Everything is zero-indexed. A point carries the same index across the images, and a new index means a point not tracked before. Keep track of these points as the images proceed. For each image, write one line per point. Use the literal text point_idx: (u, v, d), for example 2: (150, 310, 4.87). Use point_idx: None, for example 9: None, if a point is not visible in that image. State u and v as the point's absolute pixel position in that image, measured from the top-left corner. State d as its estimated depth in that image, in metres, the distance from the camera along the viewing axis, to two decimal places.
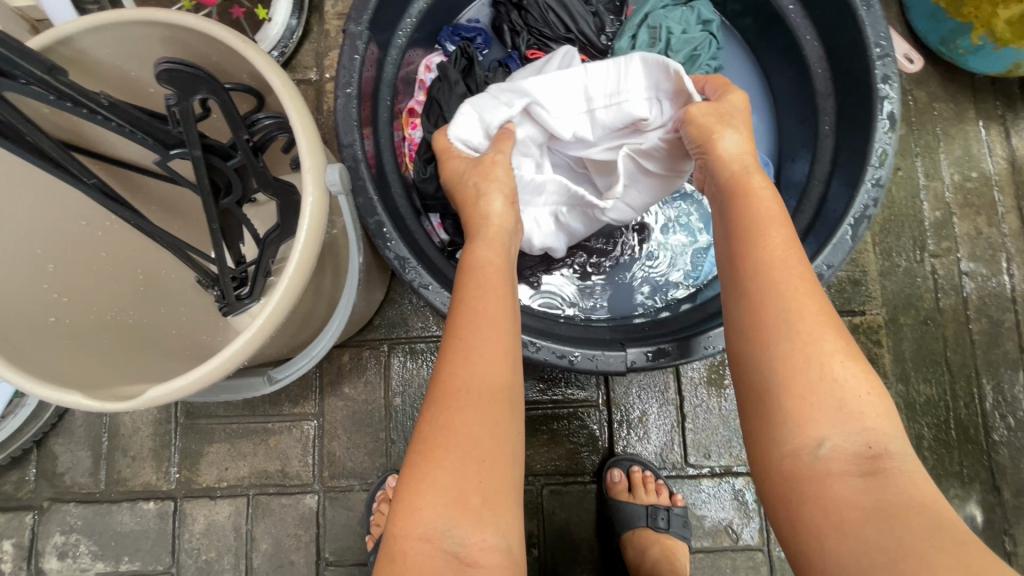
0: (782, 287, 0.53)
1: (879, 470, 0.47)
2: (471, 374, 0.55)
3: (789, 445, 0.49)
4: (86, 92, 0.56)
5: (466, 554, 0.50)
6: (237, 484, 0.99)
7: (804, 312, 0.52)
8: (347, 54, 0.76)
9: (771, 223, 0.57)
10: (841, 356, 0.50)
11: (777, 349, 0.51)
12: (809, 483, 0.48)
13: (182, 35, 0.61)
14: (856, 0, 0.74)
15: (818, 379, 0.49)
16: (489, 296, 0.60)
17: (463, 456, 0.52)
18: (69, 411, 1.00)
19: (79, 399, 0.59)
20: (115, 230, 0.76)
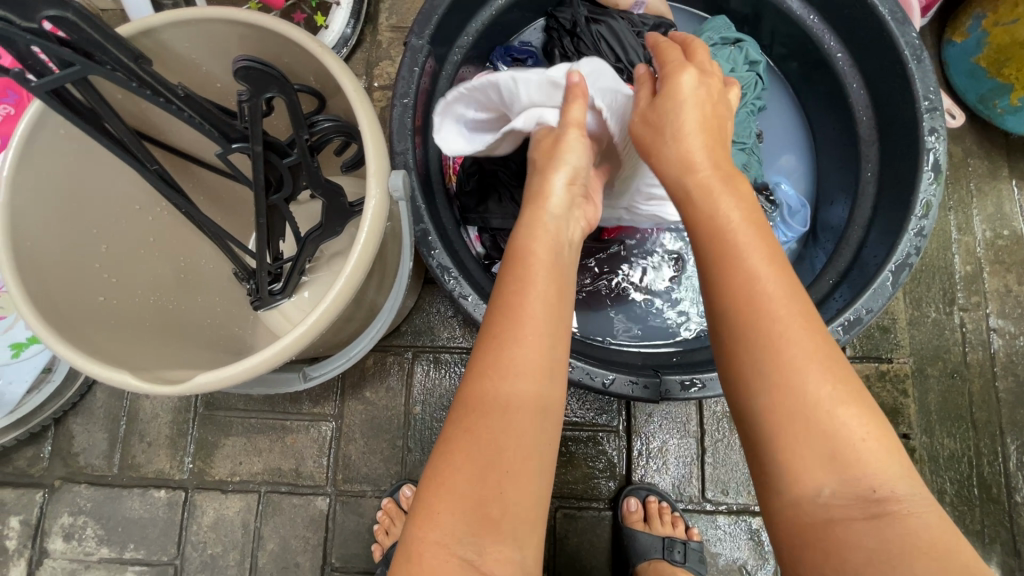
0: (770, 331, 0.47)
1: (884, 513, 0.44)
2: (516, 382, 0.50)
3: (789, 495, 0.46)
4: (164, 81, 0.57)
5: (479, 565, 0.47)
6: (250, 480, 0.99)
7: (796, 359, 0.46)
8: (408, 66, 0.79)
9: (750, 251, 0.49)
10: (837, 402, 0.46)
11: (765, 399, 0.46)
12: (812, 532, 0.45)
13: (259, 35, 0.63)
14: (907, 54, 0.76)
15: (812, 430, 0.45)
16: (546, 294, 0.54)
17: (492, 463, 0.49)
18: (90, 391, 1.01)
19: (126, 377, 0.58)
20: (165, 217, 0.77)
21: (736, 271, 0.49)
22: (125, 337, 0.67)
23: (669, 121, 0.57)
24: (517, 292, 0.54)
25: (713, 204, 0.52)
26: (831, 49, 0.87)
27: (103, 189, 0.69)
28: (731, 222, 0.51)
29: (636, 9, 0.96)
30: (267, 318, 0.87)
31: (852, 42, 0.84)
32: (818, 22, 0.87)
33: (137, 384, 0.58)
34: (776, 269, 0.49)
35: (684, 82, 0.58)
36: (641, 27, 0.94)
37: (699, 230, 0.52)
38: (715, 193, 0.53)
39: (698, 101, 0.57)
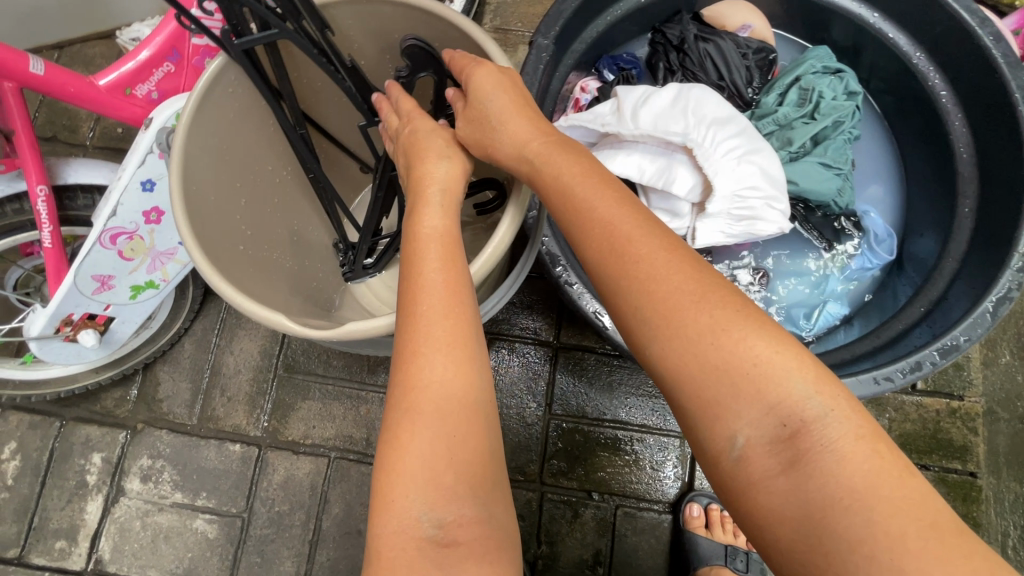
0: (635, 277, 0.49)
1: (802, 452, 0.43)
2: (430, 356, 0.49)
3: (711, 451, 0.46)
4: (337, 51, 0.63)
5: (444, 534, 0.46)
6: (321, 444, 1.02)
7: (665, 298, 0.47)
8: (533, 63, 0.83)
9: (593, 194, 0.53)
10: (722, 337, 0.45)
11: (655, 351, 0.48)
12: (743, 493, 0.45)
13: (419, 21, 0.68)
14: (1017, 97, 0.79)
15: (708, 373, 0.45)
16: (438, 264, 0.53)
17: (433, 443, 0.47)
18: (180, 341, 1.06)
19: (284, 320, 0.62)
20: (288, 180, 0.83)
21: (593, 218, 0.52)
22: (256, 284, 0.72)
23: (487, 113, 0.58)
24: (414, 270, 0.53)
25: (553, 164, 0.55)
26: (935, 86, 0.90)
27: (246, 145, 0.73)
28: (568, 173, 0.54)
29: (742, 32, 0.99)
30: (356, 289, 0.94)
31: (958, 81, 0.87)
32: (924, 59, 0.90)
33: (293, 326, 0.62)
34: (614, 198, 0.52)
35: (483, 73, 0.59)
36: (746, 49, 0.98)
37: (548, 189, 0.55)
38: (551, 155, 0.55)
39: (493, 94, 0.58)
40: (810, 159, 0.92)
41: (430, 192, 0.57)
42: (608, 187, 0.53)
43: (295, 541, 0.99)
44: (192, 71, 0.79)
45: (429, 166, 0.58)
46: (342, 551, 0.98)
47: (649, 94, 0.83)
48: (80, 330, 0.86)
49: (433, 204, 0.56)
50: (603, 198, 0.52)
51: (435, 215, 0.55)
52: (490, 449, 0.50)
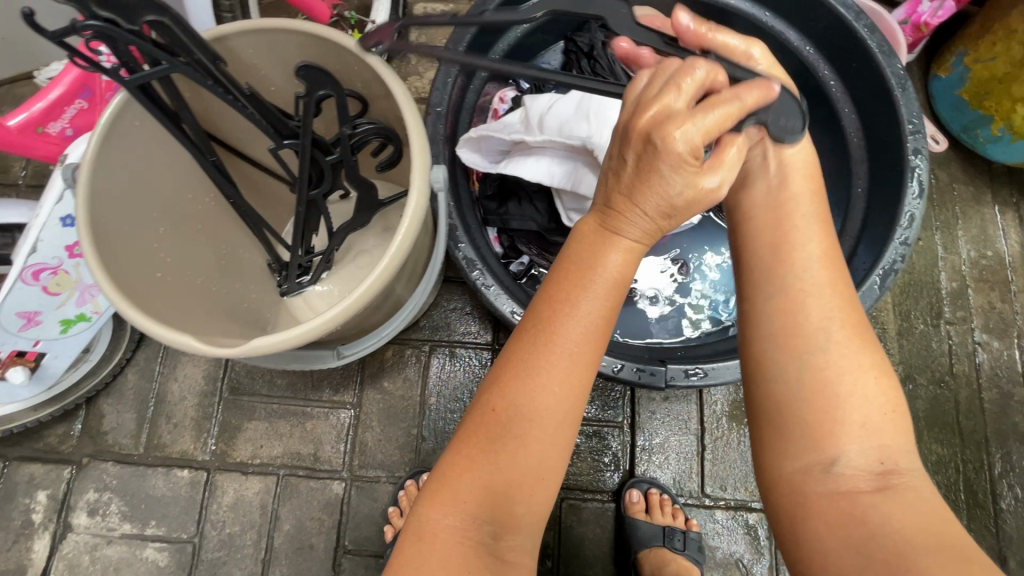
0: (840, 316, 0.55)
1: (892, 484, 0.50)
2: (549, 399, 0.49)
3: (805, 461, 0.52)
4: (235, 81, 0.66)
5: (499, 542, 0.50)
6: (269, 462, 1.03)
7: (843, 331, 0.54)
8: (442, 78, 0.87)
9: (808, 241, 0.60)
10: (868, 373, 0.53)
11: (811, 364, 0.53)
12: (822, 498, 0.50)
13: (318, 47, 0.71)
14: (892, 82, 0.85)
15: (850, 399, 0.52)
16: (595, 318, 0.49)
17: (515, 471, 0.49)
18: (123, 372, 1.06)
19: (188, 340, 0.64)
20: (212, 206, 0.83)
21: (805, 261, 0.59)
22: (181, 308, 0.74)
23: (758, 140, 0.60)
24: (564, 299, 0.48)
25: (794, 206, 0.64)
26: (825, 77, 0.95)
27: (162, 175, 0.75)
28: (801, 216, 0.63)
29: None
30: (291, 304, 0.93)
31: (844, 71, 0.93)
32: (814, 52, 0.95)
33: (201, 346, 0.64)
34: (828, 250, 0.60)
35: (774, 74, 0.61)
36: None
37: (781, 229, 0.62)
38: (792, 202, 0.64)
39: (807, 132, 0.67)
40: None
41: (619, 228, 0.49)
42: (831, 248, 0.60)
43: (247, 562, 0.99)
44: (105, 104, 0.81)
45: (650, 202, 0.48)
46: (295, 567, 1.00)
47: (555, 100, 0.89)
48: (9, 367, 0.88)
49: (612, 241, 0.49)
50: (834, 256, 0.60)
51: (615, 259, 0.49)
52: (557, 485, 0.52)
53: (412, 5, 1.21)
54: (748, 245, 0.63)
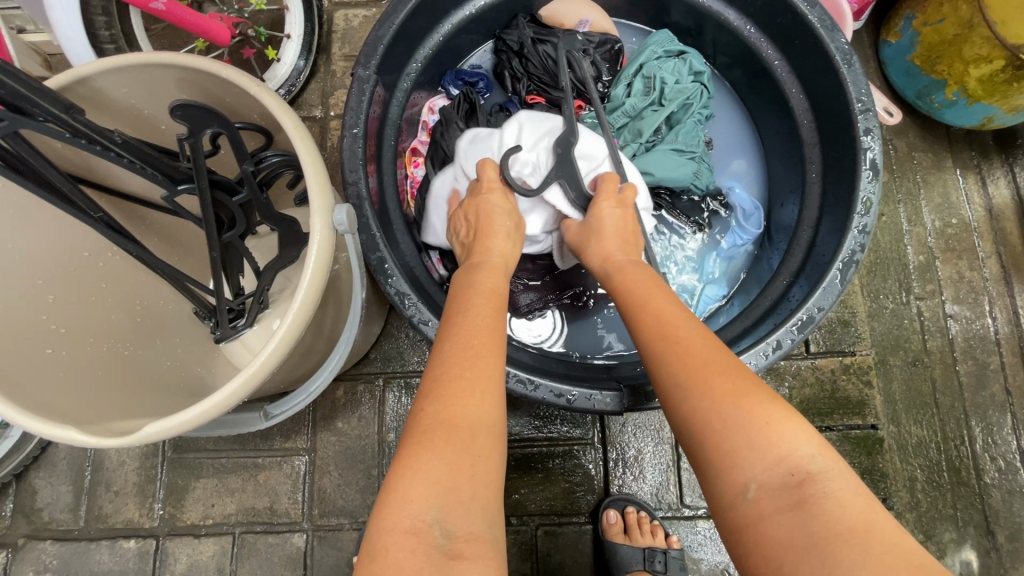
0: (670, 343, 0.54)
1: (806, 498, 0.42)
2: (470, 375, 0.50)
3: (723, 496, 0.46)
4: (100, 129, 0.57)
5: (452, 547, 0.42)
6: (222, 522, 0.97)
7: (693, 353, 0.52)
8: (356, 97, 0.79)
9: (659, 300, 0.61)
10: (722, 400, 0.48)
11: (685, 403, 0.50)
12: (747, 532, 0.43)
13: (199, 78, 0.65)
14: (837, 58, 0.79)
15: (723, 421, 0.47)
16: (488, 310, 0.59)
17: (460, 450, 0.46)
18: (53, 442, 0.98)
19: (71, 434, 0.57)
20: (116, 262, 0.74)
21: (656, 315, 0.58)
22: (76, 386, 0.65)
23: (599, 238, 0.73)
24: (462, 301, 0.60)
25: (631, 275, 0.67)
26: (769, 57, 0.90)
27: (41, 238, 0.67)
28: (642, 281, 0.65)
29: (581, 28, 0.97)
30: (228, 350, 0.82)
31: (788, 49, 0.87)
32: (756, 32, 0.90)
33: (84, 440, 0.57)
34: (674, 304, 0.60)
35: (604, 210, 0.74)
36: (587, 45, 0.94)
37: (629, 293, 0.64)
38: (628, 271, 0.67)
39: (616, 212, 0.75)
40: (663, 147, 0.91)
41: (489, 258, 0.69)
42: (673, 301, 0.61)
43: None
44: None
45: (492, 244, 0.70)
46: None
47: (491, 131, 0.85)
48: None
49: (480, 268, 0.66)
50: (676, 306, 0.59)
51: (484, 277, 0.65)
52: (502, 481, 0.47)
53: (332, 14, 1.12)
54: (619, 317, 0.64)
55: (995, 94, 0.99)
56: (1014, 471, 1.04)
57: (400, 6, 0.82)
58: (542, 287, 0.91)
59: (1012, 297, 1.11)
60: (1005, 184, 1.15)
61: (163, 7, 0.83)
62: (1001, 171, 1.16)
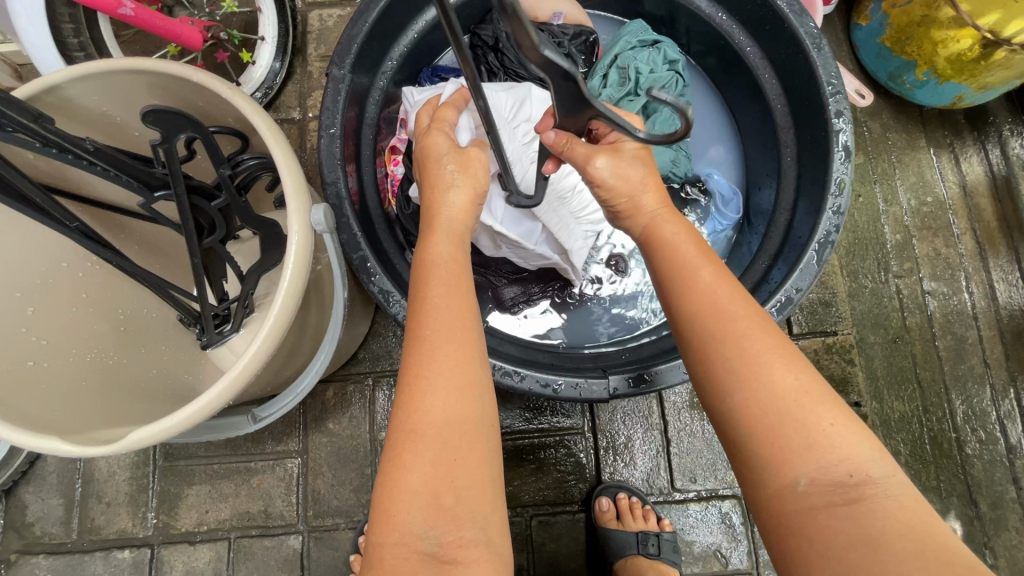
0: (732, 328, 0.50)
1: (862, 498, 0.43)
2: (433, 376, 0.48)
3: (768, 483, 0.46)
4: (72, 137, 0.57)
5: (445, 552, 0.44)
6: (217, 527, 0.97)
7: (752, 349, 0.49)
8: (331, 97, 0.79)
9: (696, 263, 0.56)
10: (785, 398, 0.47)
11: (737, 399, 0.48)
12: (791, 517, 0.45)
13: (169, 83, 0.64)
14: (807, 41, 0.80)
15: (781, 423, 0.46)
16: (444, 290, 0.53)
17: (435, 457, 0.46)
18: (41, 456, 0.97)
19: (57, 445, 0.58)
20: (97, 271, 0.74)
21: (703, 296, 0.53)
22: (60, 395, 0.65)
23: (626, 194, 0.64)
24: (421, 293, 0.54)
25: (663, 231, 0.61)
26: (741, 43, 0.90)
27: (16, 250, 0.67)
28: (675, 235, 0.60)
29: (555, 20, 0.96)
30: (214, 356, 0.81)
31: (759, 36, 0.88)
32: (727, 20, 0.90)
33: (70, 449, 0.58)
34: (712, 268, 0.56)
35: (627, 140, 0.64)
36: (561, 37, 0.94)
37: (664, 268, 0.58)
38: (660, 223, 0.62)
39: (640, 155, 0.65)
40: None
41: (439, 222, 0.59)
42: (715, 266, 0.56)
43: None
44: None
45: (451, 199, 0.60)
46: None
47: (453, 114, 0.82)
48: None
49: (441, 235, 0.58)
50: (710, 267, 0.56)
51: (443, 245, 0.58)
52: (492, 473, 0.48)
53: (306, 15, 1.11)
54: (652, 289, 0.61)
55: (965, 72, 1.01)
56: (994, 441, 1.07)
57: (372, 5, 0.81)
58: (527, 280, 0.91)
59: (987, 272, 1.13)
60: (978, 162, 1.18)
61: (132, 12, 0.81)
62: (974, 149, 1.18)
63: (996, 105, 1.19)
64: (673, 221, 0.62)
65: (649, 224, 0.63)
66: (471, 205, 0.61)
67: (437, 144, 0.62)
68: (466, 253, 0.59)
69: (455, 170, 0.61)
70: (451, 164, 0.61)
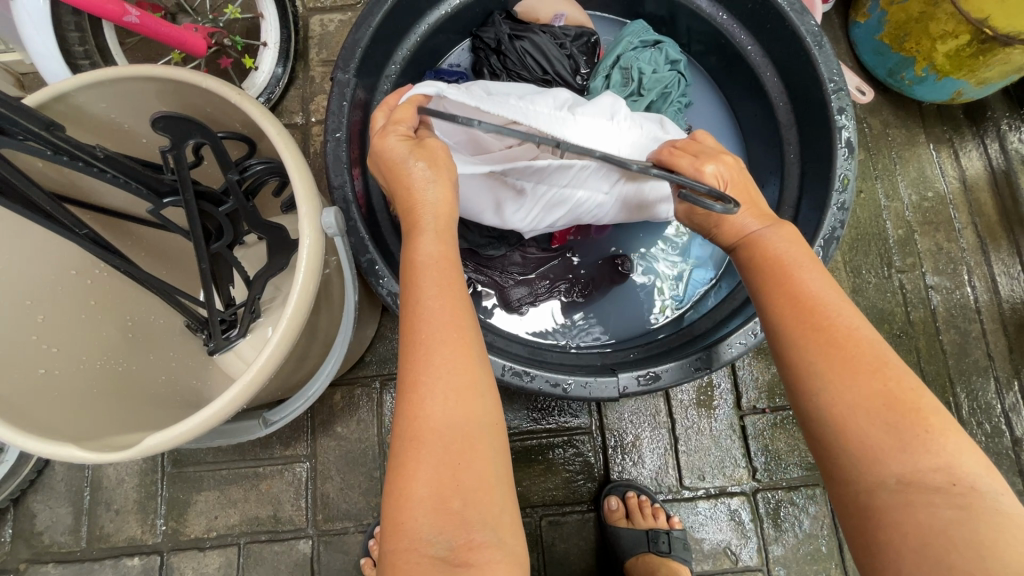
0: (846, 343, 0.47)
1: (972, 505, 0.41)
2: (432, 382, 0.48)
3: (863, 482, 0.45)
4: (83, 145, 0.57)
5: (455, 555, 0.44)
6: (227, 532, 0.97)
7: (879, 369, 0.46)
8: (336, 101, 0.79)
9: (799, 269, 0.52)
10: (913, 416, 0.44)
11: (853, 404, 0.46)
12: (886, 516, 0.43)
13: (176, 89, 0.64)
14: (808, 40, 0.81)
15: (895, 427, 0.44)
16: (437, 289, 0.51)
17: (438, 465, 0.46)
18: (48, 465, 0.97)
19: (72, 451, 0.58)
20: (105, 278, 0.74)
21: (815, 308, 0.49)
22: (73, 403, 0.65)
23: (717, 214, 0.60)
24: (411, 294, 0.52)
25: (767, 244, 0.56)
26: (742, 42, 0.91)
27: (26, 258, 0.67)
28: (768, 240, 0.56)
29: (557, 22, 0.96)
30: (222, 361, 0.81)
31: (760, 35, 0.88)
32: (728, 19, 0.91)
33: (84, 456, 0.58)
34: (813, 272, 0.52)
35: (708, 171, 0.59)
36: (563, 38, 0.95)
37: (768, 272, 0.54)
38: (763, 236, 0.56)
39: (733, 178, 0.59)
40: None
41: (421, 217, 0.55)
42: (820, 273, 0.52)
43: None
44: None
45: (422, 192, 0.56)
46: None
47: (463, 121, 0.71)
48: None
49: (425, 230, 0.55)
50: (819, 279, 0.51)
51: (429, 241, 0.54)
52: (497, 476, 0.47)
53: (307, 20, 1.12)
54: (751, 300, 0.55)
55: (963, 68, 1.02)
56: (999, 434, 1.08)
57: (376, 9, 0.82)
58: (533, 280, 0.92)
59: (989, 265, 1.14)
60: (978, 156, 1.18)
61: (137, 20, 0.81)
62: (973, 143, 1.19)
63: (994, 99, 1.20)
64: (777, 233, 0.56)
65: (746, 238, 0.58)
66: (445, 192, 0.56)
67: (395, 148, 0.58)
68: (453, 245, 0.55)
69: (423, 166, 0.56)
70: (417, 159, 0.56)
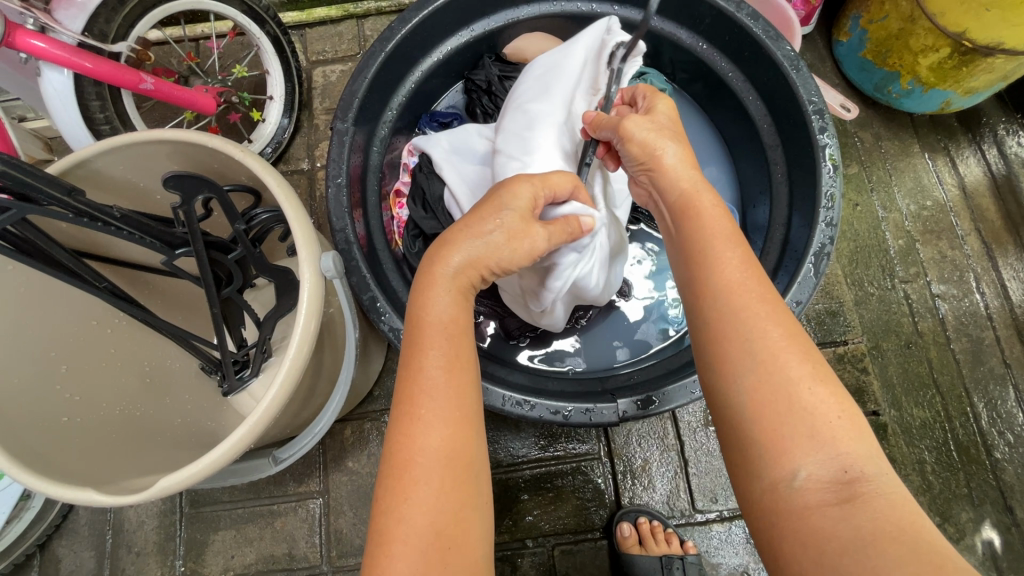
0: (743, 312, 0.50)
1: (856, 496, 0.42)
2: (427, 454, 0.48)
3: (765, 478, 0.45)
4: (101, 207, 0.61)
5: None
6: (244, 572, 0.98)
7: (769, 338, 0.48)
8: (337, 148, 0.84)
9: (723, 242, 0.55)
10: (800, 383, 0.46)
11: (746, 382, 0.48)
12: (789, 521, 0.43)
13: (186, 148, 0.69)
14: (785, 65, 0.83)
15: (788, 410, 0.46)
16: (443, 359, 0.52)
17: (426, 545, 0.45)
18: (73, 510, 1.00)
19: (93, 495, 0.61)
20: (123, 326, 0.78)
21: (724, 272, 0.53)
22: (91, 448, 0.68)
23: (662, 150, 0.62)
24: (417, 360, 0.52)
25: (698, 201, 0.59)
26: (723, 69, 0.94)
27: (50, 311, 0.71)
28: (710, 209, 0.58)
29: None
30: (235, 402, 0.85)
31: (739, 61, 0.91)
32: (708, 48, 0.94)
33: (105, 499, 0.60)
34: (739, 247, 0.54)
35: (661, 106, 0.67)
36: None
37: (691, 223, 0.58)
38: (699, 192, 0.60)
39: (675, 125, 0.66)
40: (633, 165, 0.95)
41: (438, 273, 0.55)
42: (739, 241, 0.55)
43: None
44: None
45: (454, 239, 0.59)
46: None
47: (539, 72, 0.87)
48: None
49: (440, 289, 0.55)
50: (735, 249, 0.54)
51: (444, 302, 0.55)
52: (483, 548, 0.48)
53: (310, 72, 1.18)
54: (675, 261, 0.59)
55: (947, 79, 1.03)
56: None
57: (371, 61, 0.87)
58: None
59: (997, 271, 1.13)
60: (976, 162, 1.18)
61: (152, 86, 0.88)
62: (970, 150, 1.19)
63: (987, 106, 1.21)
64: (705, 189, 0.60)
65: (687, 187, 0.60)
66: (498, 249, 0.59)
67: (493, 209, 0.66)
68: (468, 310, 0.57)
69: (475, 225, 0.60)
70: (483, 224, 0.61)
